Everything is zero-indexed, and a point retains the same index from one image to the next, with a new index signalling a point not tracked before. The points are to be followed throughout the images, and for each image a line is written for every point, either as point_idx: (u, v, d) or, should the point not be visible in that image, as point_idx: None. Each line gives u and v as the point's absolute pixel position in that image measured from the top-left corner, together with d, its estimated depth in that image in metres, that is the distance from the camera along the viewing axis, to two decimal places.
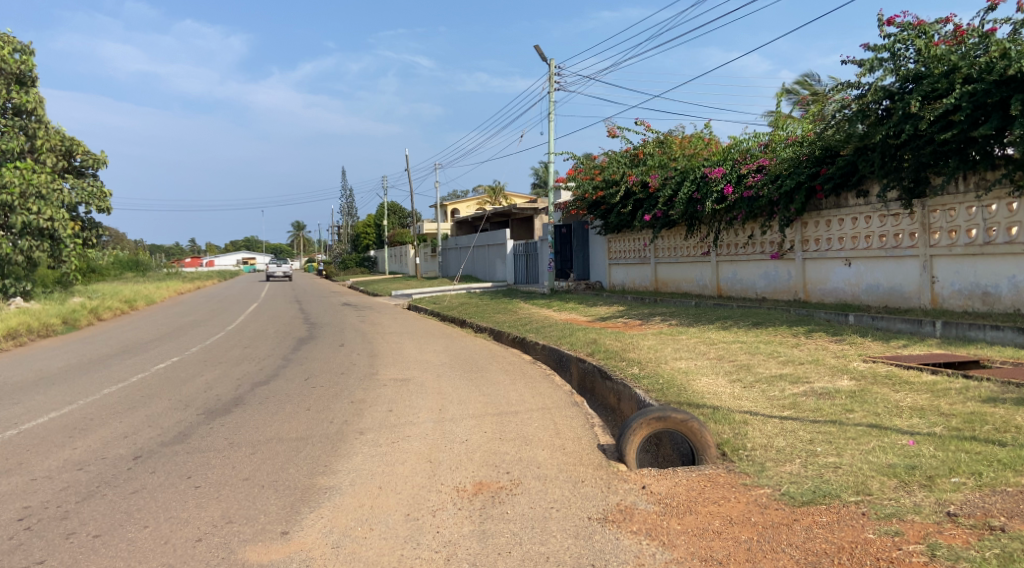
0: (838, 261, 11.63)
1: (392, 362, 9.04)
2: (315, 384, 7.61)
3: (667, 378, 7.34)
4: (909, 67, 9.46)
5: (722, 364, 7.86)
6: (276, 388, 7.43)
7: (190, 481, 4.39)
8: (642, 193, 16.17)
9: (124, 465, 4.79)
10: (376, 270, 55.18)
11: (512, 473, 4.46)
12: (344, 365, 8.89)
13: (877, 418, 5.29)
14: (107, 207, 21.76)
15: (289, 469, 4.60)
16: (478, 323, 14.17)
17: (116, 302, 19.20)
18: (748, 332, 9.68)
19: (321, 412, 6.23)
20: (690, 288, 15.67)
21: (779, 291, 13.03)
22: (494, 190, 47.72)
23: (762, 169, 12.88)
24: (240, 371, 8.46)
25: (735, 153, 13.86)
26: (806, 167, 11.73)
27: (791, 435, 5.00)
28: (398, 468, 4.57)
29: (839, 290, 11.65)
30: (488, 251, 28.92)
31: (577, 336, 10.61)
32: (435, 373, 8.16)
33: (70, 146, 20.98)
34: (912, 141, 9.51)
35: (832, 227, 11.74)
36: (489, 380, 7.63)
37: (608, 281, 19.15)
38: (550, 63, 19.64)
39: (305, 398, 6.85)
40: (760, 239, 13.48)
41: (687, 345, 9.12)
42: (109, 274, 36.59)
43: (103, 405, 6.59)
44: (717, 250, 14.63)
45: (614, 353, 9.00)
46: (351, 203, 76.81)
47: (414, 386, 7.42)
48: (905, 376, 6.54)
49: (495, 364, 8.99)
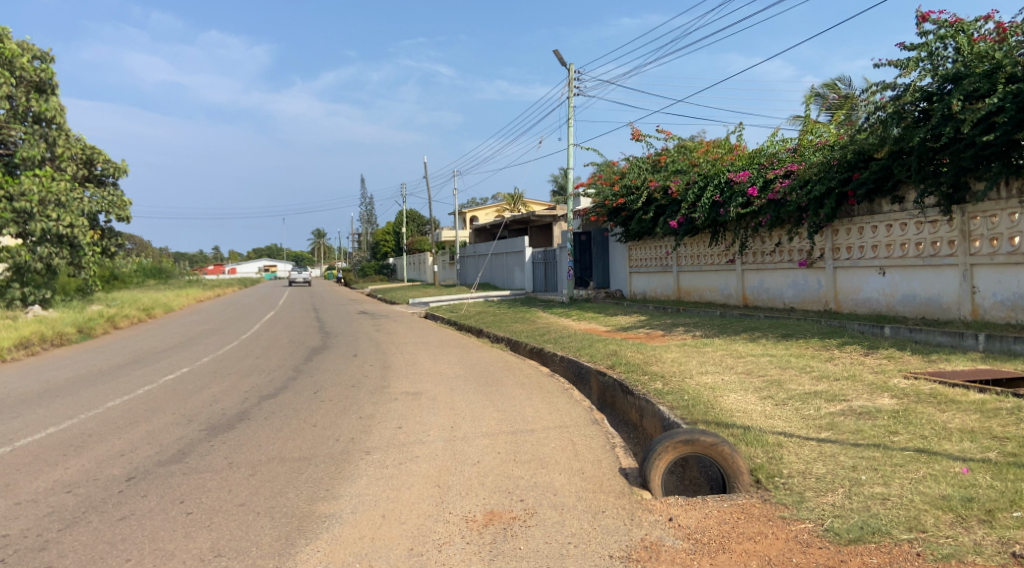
0: (871, 269, 11.17)
1: (404, 374, 8.74)
2: (324, 398, 7.32)
3: (693, 395, 6.96)
4: (947, 67, 9.06)
5: (751, 379, 7.45)
6: (283, 401, 7.14)
7: (181, 507, 4.10)
8: (664, 199, 15.78)
9: (115, 487, 4.52)
10: (395, 278, 55.08)
11: (526, 501, 4.11)
12: (356, 377, 8.60)
13: (924, 443, 4.87)
14: (127, 216, 21.76)
15: (287, 494, 4.28)
16: (496, 332, 13.84)
17: (134, 311, 19.17)
18: (777, 345, 9.24)
19: (327, 429, 5.93)
20: (714, 297, 15.24)
21: (808, 301, 12.56)
22: (514, 197, 47.42)
23: (791, 174, 12.45)
24: (249, 383, 8.20)
25: (761, 158, 13.47)
26: (837, 172, 11.29)
27: (831, 461, 4.60)
28: (404, 494, 4.24)
29: (873, 300, 11.17)
30: (507, 259, 28.62)
31: (597, 348, 10.24)
32: (449, 386, 7.84)
33: (91, 155, 21.03)
34: (951, 145, 9.08)
35: (865, 234, 11.27)
36: (504, 395, 7.29)
37: (629, 289, 18.74)
38: (569, 68, 19.38)
39: (313, 412, 6.56)
40: (788, 246, 13.03)
41: (713, 358, 8.70)
42: (132, 283, 36.87)
43: (104, 420, 6.35)
44: (743, 258, 14.20)
45: (635, 366, 8.61)
46: (371, 211, 77.04)
47: (427, 400, 7.10)
48: (950, 394, 6.07)
49: (512, 376, 8.65)
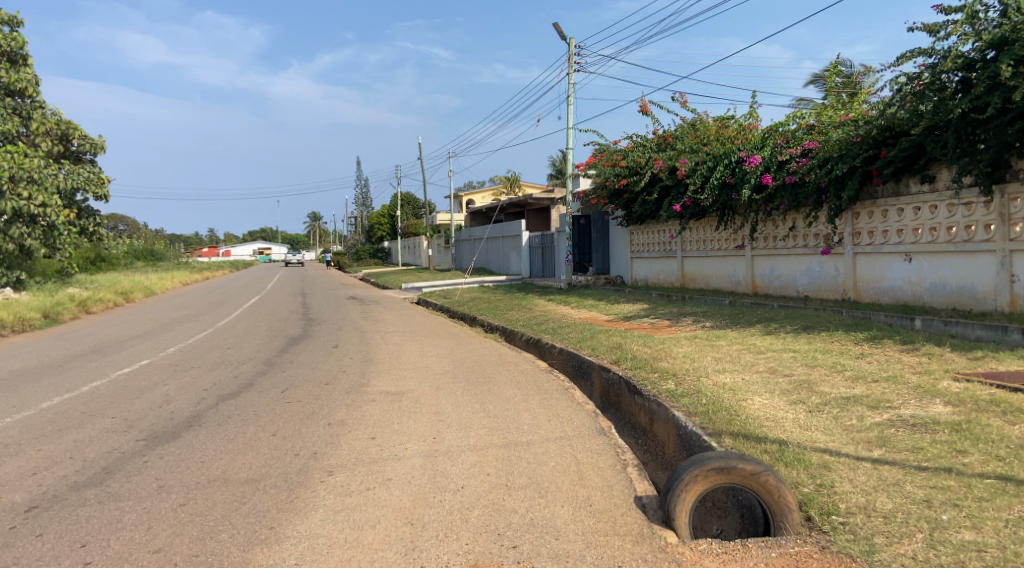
0: (896, 256, 10.29)
1: (386, 369, 7.85)
2: (291, 398, 6.42)
3: (713, 398, 6.07)
4: (991, 30, 8.09)
5: (776, 379, 6.58)
6: (245, 403, 6.24)
7: (80, 556, 3.21)
8: (669, 179, 14.85)
9: (8, 521, 3.63)
10: (389, 262, 54.10)
11: (520, 549, 3.23)
12: (332, 372, 7.71)
13: (1005, 467, 4.02)
14: (105, 194, 20.74)
15: (219, 535, 3.40)
16: (490, 321, 12.94)
17: (111, 295, 18.26)
18: (799, 339, 8.37)
19: (288, 439, 5.04)
20: (721, 285, 14.36)
21: (824, 289, 11.69)
22: (511, 180, 46.34)
23: (808, 153, 11.53)
24: (211, 378, 7.31)
25: (775, 136, 12.53)
26: (859, 149, 10.35)
27: (897, 492, 3.73)
28: (367, 536, 3.36)
29: (897, 289, 10.31)
30: (503, 243, 27.65)
31: (599, 339, 9.34)
32: (435, 385, 6.96)
33: (66, 130, 20.01)
34: (996, 118, 8.15)
35: (890, 218, 10.38)
36: (497, 396, 6.40)
37: (630, 275, 17.87)
38: (568, 42, 18.41)
39: (275, 417, 5.66)
40: (803, 231, 12.14)
41: (730, 354, 7.82)
42: (119, 265, 35.91)
43: (30, 425, 5.45)
44: (753, 243, 13.32)
45: (643, 361, 7.74)
46: (365, 193, 76.01)
47: (409, 402, 6.22)
48: (1016, 402, 5.21)
49: (506, 372, 7.77)
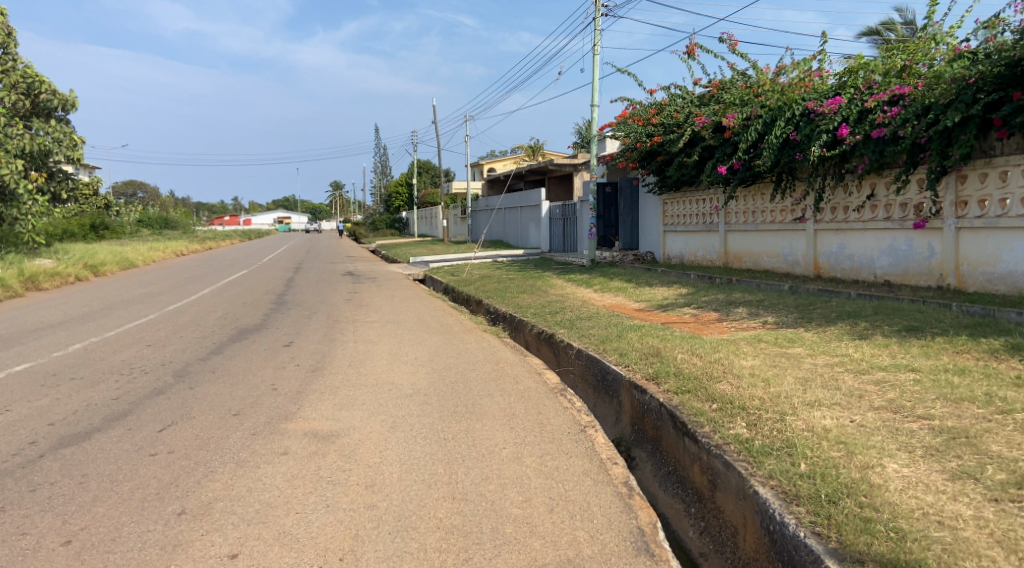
0: (1018, 231, 7.81)
1: (334, 389, 5.63)
2: (163, 445, 4.21)
3: (818, 465, 3.75)
4: None
5: (910, 427, 4.25)
6: (85, 453, 4.04)
7: None
8: (713, 138, 12.34)
9: None
10: (406, 233, 51.91)
11: None
12: (255, 393, 5.50)
13: None
14: (78, 156, 18.77)
15: None
16: (494, 307, 10.70)
17: (76, 268, 16.31)
18: (909, 349, 6.02)
19: (83, 554, 2.86)
20: (774, 265, 11.93)
21: (911, 273, 9.23)
22: (534, 148, 43.72)
23: (900, 100, 8.96)
24: (77, 401, 5.14)
25: (852, 82, 9.95)
26: (975, 92, 7.90)
27: None
28: None
29: (1018, 275, 7.85)
30: (521, 213, 25.22)
31: (628, 340, 7.04)
32: (391, 420, 4.75)
33: (32, 83, 17.67)
34: None
35: (1012, 181, 7.87)
36: (473, 449, 4.14)
37: (662, 252, 15.47)
38: None
39: (104, 493, 3.46)
40: (885, 199, 9.65)
41: (820, 373, 5.48)
42: (121, 234, 34.42)
43: None
44: (817, 215, 10.85)
45: (694, 380, 5.45)
46: (385, 161, 74.10)
47: (336, 459, 3.97)
48: None
49: (499, 395, 5.53)
